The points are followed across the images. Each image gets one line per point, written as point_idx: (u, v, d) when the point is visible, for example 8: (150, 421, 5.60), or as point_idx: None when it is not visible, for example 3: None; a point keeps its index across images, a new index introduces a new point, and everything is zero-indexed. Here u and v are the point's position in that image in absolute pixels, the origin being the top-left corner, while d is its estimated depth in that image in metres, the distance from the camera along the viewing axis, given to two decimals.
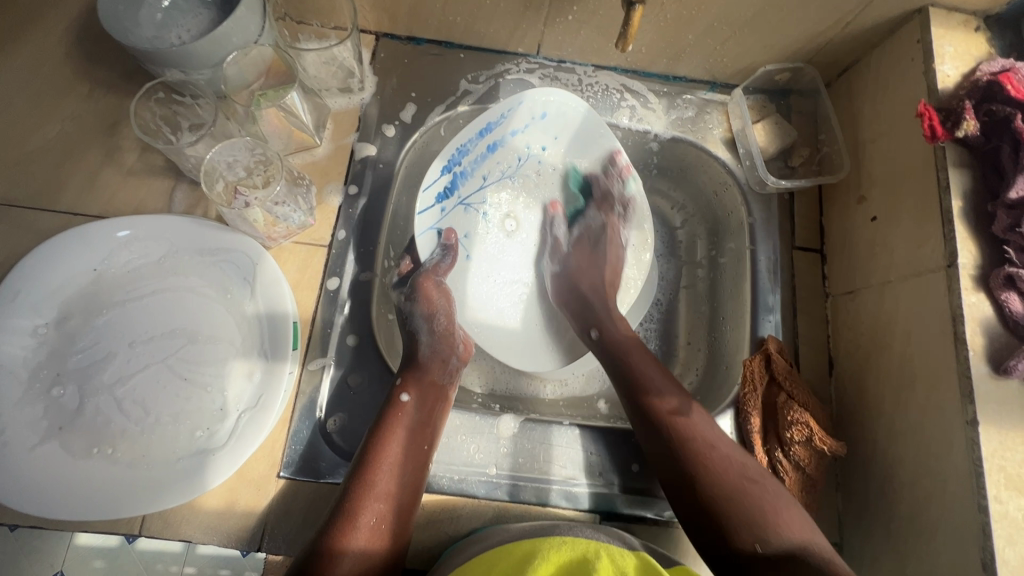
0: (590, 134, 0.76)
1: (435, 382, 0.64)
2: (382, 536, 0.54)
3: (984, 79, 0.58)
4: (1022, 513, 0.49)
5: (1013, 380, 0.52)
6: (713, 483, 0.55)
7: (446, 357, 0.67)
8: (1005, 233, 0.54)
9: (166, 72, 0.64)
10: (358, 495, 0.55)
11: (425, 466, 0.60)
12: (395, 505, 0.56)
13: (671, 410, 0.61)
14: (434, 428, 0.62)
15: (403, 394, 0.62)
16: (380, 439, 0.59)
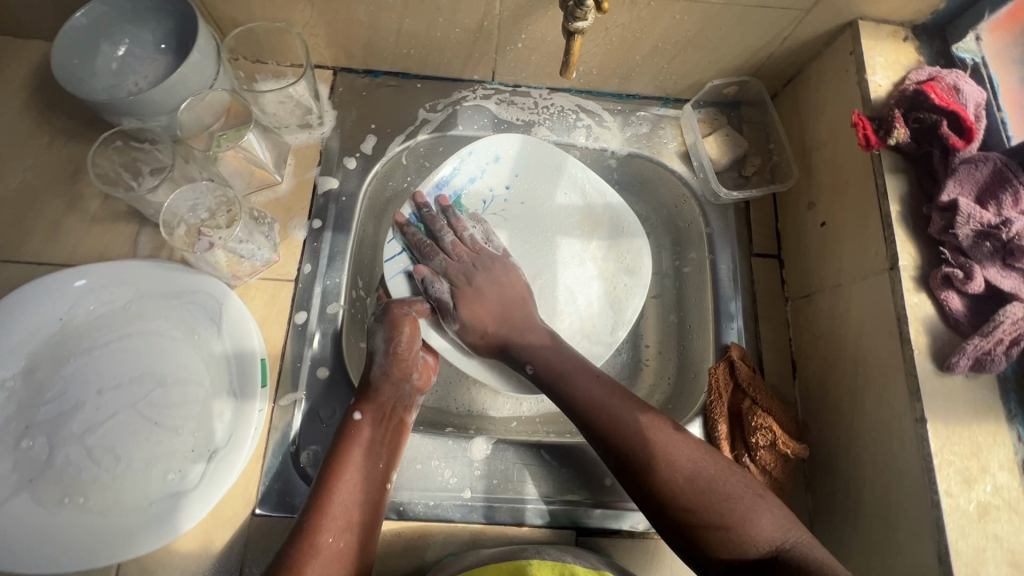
0: (541, 157, 0.78)
1: (387, 404, 0.64)
2: (341, 551, 0.55)
3: (911, 89, 0.61)
4: (971, 504, 0.51)
5: (956, 375, 0.54)
6: (682, 500, 0.55)
7: (398, 380, 0.65)
8: (940, 234, 0.56)
9: (122, 122, 0.65)
10: (315, 509, 0.57)
11: (382, 487, 0.60)
12: (351, 519, 0.57)
13: (636, 424, 0.59)
14: (389, 450, 0.63)
15: (357, 413, 0.63)
16: (335, 454, 0.60)
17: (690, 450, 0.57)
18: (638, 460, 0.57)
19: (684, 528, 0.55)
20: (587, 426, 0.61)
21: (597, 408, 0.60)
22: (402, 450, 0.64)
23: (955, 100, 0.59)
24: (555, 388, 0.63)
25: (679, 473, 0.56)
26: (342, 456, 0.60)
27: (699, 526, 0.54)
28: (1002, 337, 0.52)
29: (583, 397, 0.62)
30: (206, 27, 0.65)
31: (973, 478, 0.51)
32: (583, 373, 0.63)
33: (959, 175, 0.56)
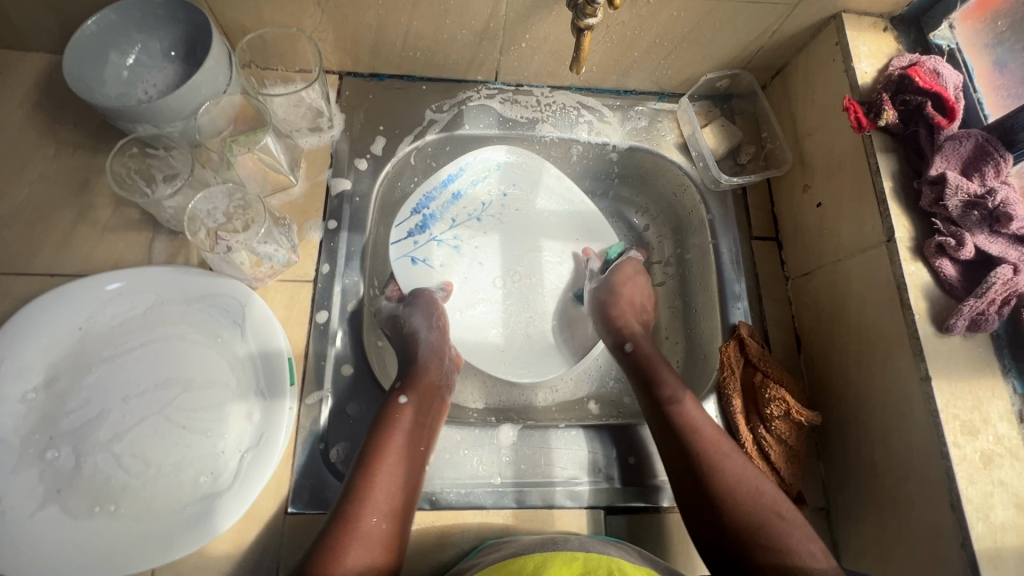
0: (535, 169, 0.86)
1: (431, 385, 0.68)
2: (378, 531, 0.55)
3: (897, 73, 0.65)
4: (977, 453, 0.54)
5: (954, 336, 0.58)
6: (731, 501, 0.59)
7: (440, 358, 0.71)
8: (931, 206, 0.61)
9: (137, 128, 0.65)
10: (356, 489, 0.57)
11: (420, 470, 0.62)
12: (391, 501, 0.57)
13: (701, 441, 0.63)
14: (429, 430, 0.65)
15: (402, 396, 0.65)
16: (377, 437, 0.61)
17: (758, 475, 0.61)
18: (704, 472, 0.61)
19: (735, 538, 0.58)
20: (669, 423, 0.65)
21: (685, 428, 0.64)
22: (439, 429, 0.67)
23: (937, 83, 0.63)
24: (646, 374, 0.70)
25: (733, 471, 0.61)
26: (384, 436, 0.61)
27: (750, 538, 0.57)
28: (994, 298, 0.56)
29: (659, 380, 0.69)
30: (218, 34, 0.66)
31: (977, 429, 0.55)
32: (669, 371, 0.70)
33: (946, 150, 0.61)
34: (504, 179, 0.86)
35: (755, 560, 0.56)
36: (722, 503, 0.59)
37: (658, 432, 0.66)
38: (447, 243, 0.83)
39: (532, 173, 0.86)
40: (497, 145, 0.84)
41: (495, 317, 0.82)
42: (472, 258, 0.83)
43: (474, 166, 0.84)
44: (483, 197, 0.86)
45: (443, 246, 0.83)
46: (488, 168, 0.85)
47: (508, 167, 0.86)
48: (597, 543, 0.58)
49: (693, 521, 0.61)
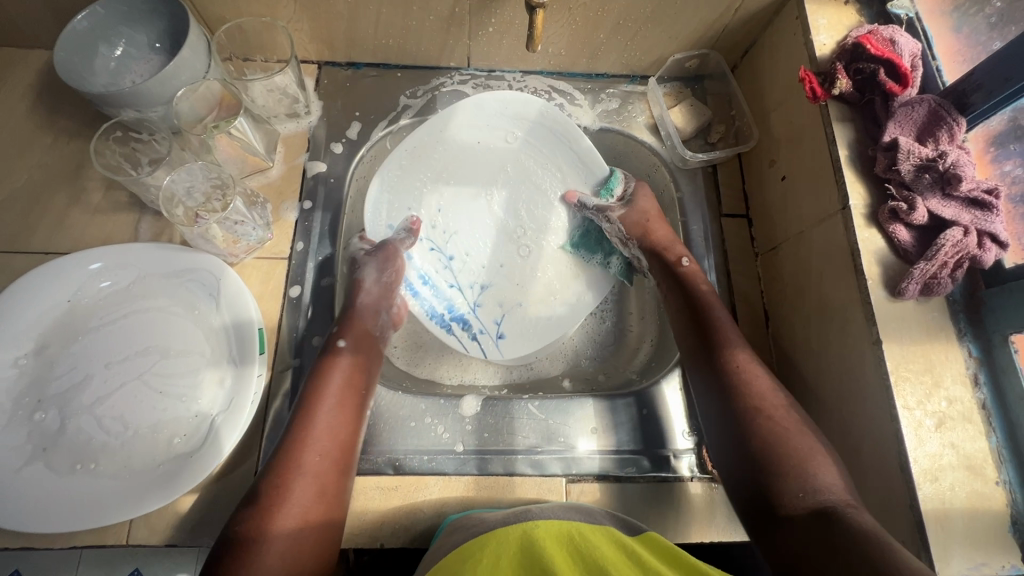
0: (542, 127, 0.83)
1: (365, 333, 0.69)
2: (314, 489, 0.56)
3: (851, 43, 0.65)
4: (927, 416, 0.54)
5: (907, 300, 0.58)
6: (774, 440, 0.57)
7: (377, 309, 0.72)
8: (885, 172, 0.61)
9: (121, 113, 0.70)
10: (285, 454, 0.57)
11: (356, 419, 0.63)
12: (320, 452, 0.58)
13: (749, 381, 0.62)
14: (362, 378, 0.66)
15: (337, 345, 0.66)
16: (313, 385, 0.63)
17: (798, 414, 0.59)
18: (748, 412, 0.60)
19: (755, 458, 0.57)
20: (720, 374, 0.64)
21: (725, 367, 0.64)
22: (371, 375, 0.67)
23: (890, 50, 0.64)
24: (701, 345, 0.67)
25: (790, 424, 0.58)
26: (317, 393, 0.62)
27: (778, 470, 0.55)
28: (945, 260, 0.56)
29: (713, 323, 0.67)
30: (196, 24, 0.70)
31: (929, 393, 0.55)
32: (730, 322, 0.67)
33: (897, 116, 0.61)
34: (501, 144, 0.84)
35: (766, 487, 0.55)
36: (749, 432, 0.58)
37: (708, 382, 0.65)
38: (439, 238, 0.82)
39: (553, 126, 0.83)
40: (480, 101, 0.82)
41: (466, 292, 0.81)
42: (442, 229, 0.82)
43: (465, 116, 0.82)
44: (468, 160, 0.84)
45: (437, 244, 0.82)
46: (480, 130, 0.84)
47: (498, 128, 0.84)
48: (562, 506, 0.60)
49: (727, 445, 0.60)
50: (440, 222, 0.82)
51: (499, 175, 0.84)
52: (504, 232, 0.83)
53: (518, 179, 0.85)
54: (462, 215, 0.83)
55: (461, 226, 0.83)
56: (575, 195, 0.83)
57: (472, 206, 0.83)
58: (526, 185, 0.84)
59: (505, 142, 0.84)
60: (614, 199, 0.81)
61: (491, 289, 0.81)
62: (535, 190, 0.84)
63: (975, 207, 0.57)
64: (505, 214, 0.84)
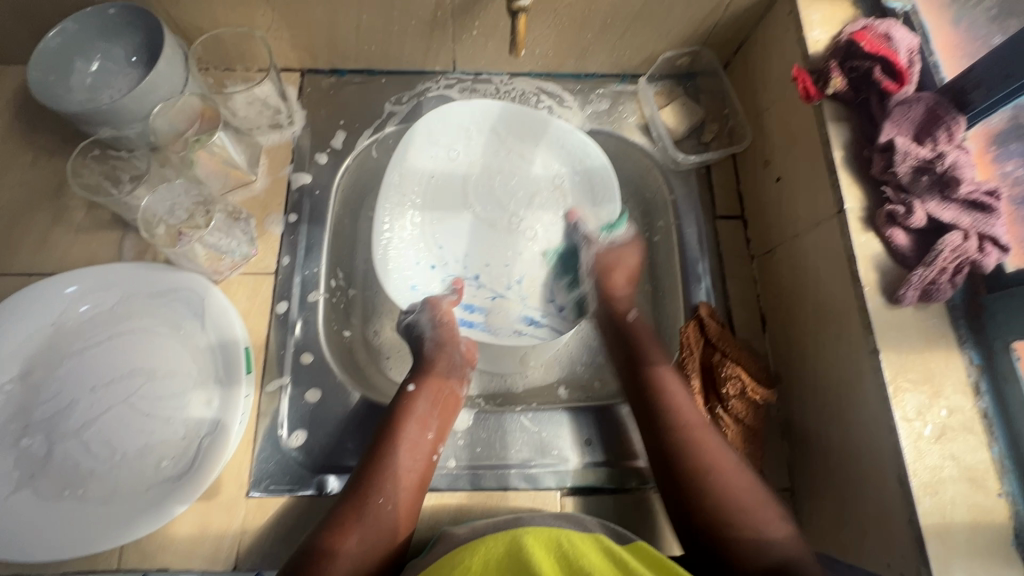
0: (517, 121, 0.81)
1: (441, 379, 0.68)
2: (388, 514, 0.58)
3: (845, 39, 0.63)
4: (927, 427, 0.53)
5: (906, 308, 0.56)
6: (722, 496, 0.56)
7: (450, 351, 0.70)
8: (882, 173, 0.59)
9: (99, 131, 0.69)
10: (360, 483, 0.59)
11: (429, 460, 0.63)
12: (399, 488, 0.59)
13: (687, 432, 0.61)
14: (439, 421, 0.66)
15: (410, 385, 0.67)
16: (393, 423, 0.64)
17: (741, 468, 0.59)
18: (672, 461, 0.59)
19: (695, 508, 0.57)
20: (653, 417, 0.63)
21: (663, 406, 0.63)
22: (451, 420, 0.67)
23: (886, 47, 0.61)
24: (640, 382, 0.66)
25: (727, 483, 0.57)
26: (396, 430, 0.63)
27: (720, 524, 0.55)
28: (944, 266, 0.54)
29: (650, 380, 0.66)
30: (172, 37, 0.68)
31: (928, 403, 0.53)
32: (666, 367, 0.67)
33: (895, 116, 0.59)
34: (467, 137, 0.82)
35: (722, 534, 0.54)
36: (688, 480, 0.58)
37: (645, 424, 0.64)
38: (440, 247, 0.80)
39: (527, 123, 0.81)
40: (448, 107, 0.79)
41: (478, 293, 0.80)
42: (426, 234, 0.80)
43: (423, 139, 0.79)
44: (442, 166, 0.81)
45: (444, 253, 0.80)
46: (451, 137, 0.81)
47: (471, 126, 0.81)
48: (554, 517, 0.60)
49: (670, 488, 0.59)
50: (425, 231, 0.80)
51: (470, 168, 0.82)
52: (491, 223, 0.82)
53: (489, 167, 0.83)
54: (444, 220, 0.81)
55: (444, 232, 0.81)
56: (576, 216, 0.81)
57: (451, 209, 0.82)
58: (501, 175, 0.83)
59: (461, 138, 0.82)
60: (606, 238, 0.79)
61: (490, 279, 0.81)
62: (513, 178, 0.83)
63: (976, 209, 0.54)
64: (488, 208, 0.82)
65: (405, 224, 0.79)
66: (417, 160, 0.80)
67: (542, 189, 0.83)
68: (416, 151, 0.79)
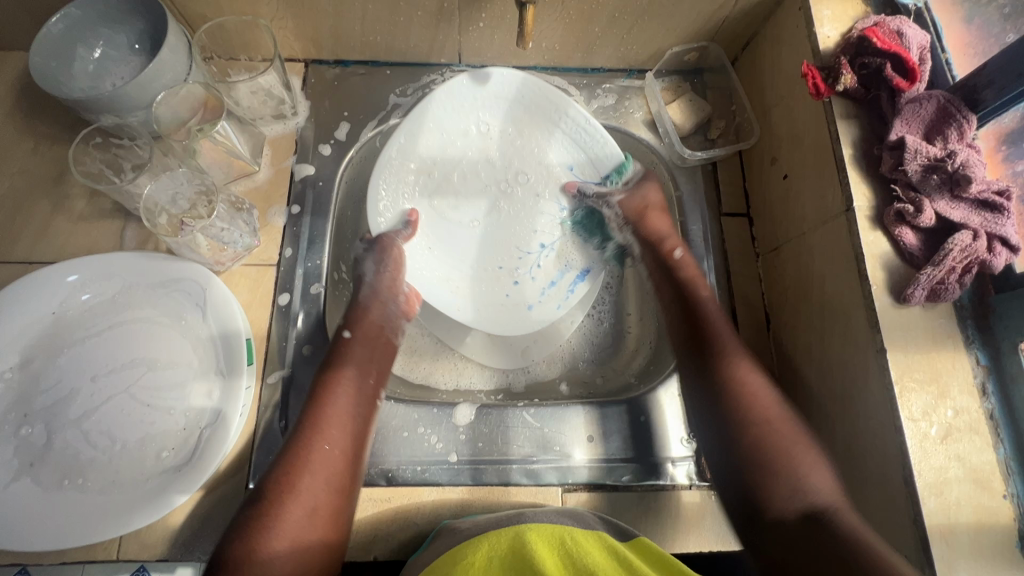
0: (535, 96, 0.77)
1: (376, 324, 0.69)
2: (335, 458, 0.58)
3: (856, 36, 0.63)
4: (933, 428, 0.52)
5: (913, 307, 0.56)
6: (761, 437, 0.59)
7: (385, 300, 0.71)
8: (891, 171, 0.58)
9: (101, 118, 0.68)
10: (289, 455, 0.57)
11: (371, 404, 0.65)
12: (329, 465, 0.58)
13: (738, 383, 0.63)
14: (378, 366, 0.67)
15: (347, 331, 0.68)
16: (324, 378, 0.64)
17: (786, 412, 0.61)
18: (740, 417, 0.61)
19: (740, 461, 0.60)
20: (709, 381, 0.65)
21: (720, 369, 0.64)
22: (389, 366, 0.69)
23: (897, 44, 0.61)
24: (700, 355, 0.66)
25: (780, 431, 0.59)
26: (327, 387, 0.63)
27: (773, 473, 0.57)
28: (953, 265, 0.54)
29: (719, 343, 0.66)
30: (176, 24, 0.68)
31: (935, 404, 0.53)
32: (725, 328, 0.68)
33: (906, 114, 0.59)
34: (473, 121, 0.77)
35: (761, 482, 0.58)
36: (757, 431, 0.60)
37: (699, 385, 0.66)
38: (449, 226, 0.77)
39: (541, 103, 0.77)
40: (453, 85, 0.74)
41: (489, 279, 0.76)
42: (433, 214, 0.76)
43: (434, 120, 0.75)
44: (449, 147, 0.76)
45: (454, 231, 0.77)
46: (455, 120, 0.76)
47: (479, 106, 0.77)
48: (555, 513, 0.60)
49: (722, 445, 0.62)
50: (433, 210, 0.76)
51: (476, 150, 0.78)
52: (501, 202, 0.78)
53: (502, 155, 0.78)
54: (450, 202, 0.77)
55: (453, 211, 0.77)
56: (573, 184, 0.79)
57: (456, 187, 0.77)
58: (515, 154, 0.79)
59: (475, 114, 0.77)
60: (620, 185, 0.78)
61: (496, 267, 0.77)
62: (522, 155, 0.79)
63: (986, 209, 0.55)
64: (499, 186, 0.78)
65: (410, 201, 0.75)
66: (429, 137, 0.75)
67: (547, 160, 0.79)
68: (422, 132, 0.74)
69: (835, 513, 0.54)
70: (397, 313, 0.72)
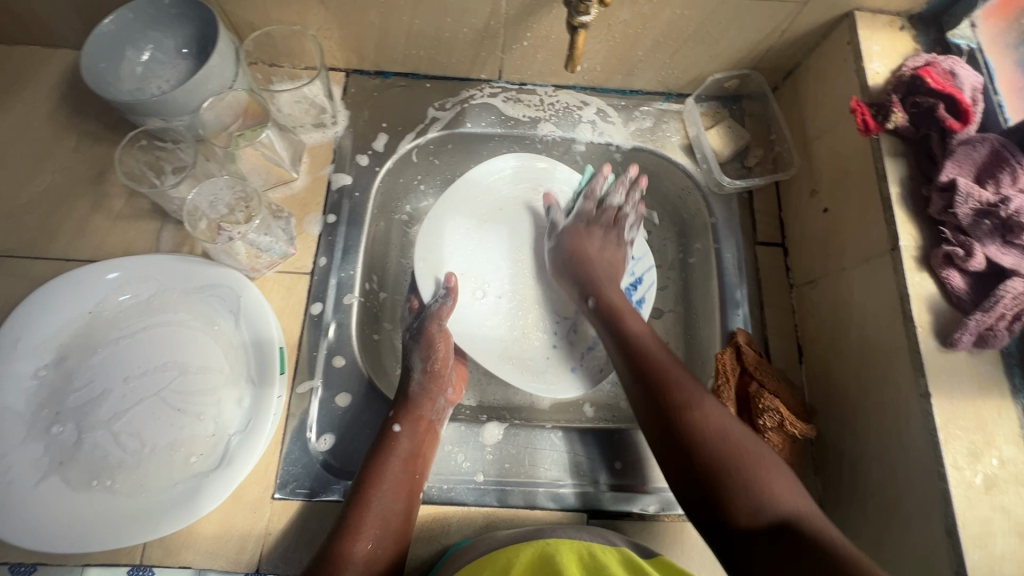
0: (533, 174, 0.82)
1: (424, 418, 0.65)
2: (376, 563, 0.56)
3: (908, 74, 0.63)
4: (978, 477, 0.51)
5: (959, 352, 0.55)
6: (682, 417, 0.58)
7: (434, 395, 0.68)
8: (940, 214, 0.58)
9: (146, 121, 0.68)
10: (352, 520, 0.57)
11: (413, 498, 0.61)
12: (388, 530, 0.58)
13: (662, 363, 0.63)
14: (423, 460, 0.64)
15: (397, 424, 0.64)
16: (371, 467, 0.61)
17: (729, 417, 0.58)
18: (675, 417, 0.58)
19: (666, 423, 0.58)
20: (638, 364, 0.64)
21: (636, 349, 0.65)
22: (432, 457, 0.65)
23: (951, 84, 0.61)
24: (612, 324, 0.69)
25: (717, 426, 0.57)
26: (379, 461, 0.61)
27: (718, 475, 0.54)
28: (1003, 312, 0.53)
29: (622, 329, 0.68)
30: (227, 32, 0.68)
31: (979, 452, 0.52)
32: (639, 324, 0.68)
33: (957, 155, 0.58)
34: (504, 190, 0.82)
35: (729, 488, 0.53)
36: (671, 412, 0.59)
37: (623, 367, 0.65)
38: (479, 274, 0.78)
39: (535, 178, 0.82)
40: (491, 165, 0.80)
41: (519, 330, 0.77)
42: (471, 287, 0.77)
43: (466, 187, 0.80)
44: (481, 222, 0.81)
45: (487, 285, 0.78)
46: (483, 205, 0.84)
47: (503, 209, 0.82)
48: (577, 530, 0.59)
49: (657, 442, 0.59)
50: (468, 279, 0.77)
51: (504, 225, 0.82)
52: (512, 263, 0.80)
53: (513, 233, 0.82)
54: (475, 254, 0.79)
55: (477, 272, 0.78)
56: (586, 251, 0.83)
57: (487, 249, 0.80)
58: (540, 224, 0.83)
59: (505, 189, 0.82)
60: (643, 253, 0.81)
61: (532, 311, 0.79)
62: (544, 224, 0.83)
63: None
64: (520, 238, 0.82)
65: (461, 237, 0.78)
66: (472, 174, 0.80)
67: None
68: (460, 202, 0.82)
69: (797, 517, 0.50)
70: (445, 406, 0.69)
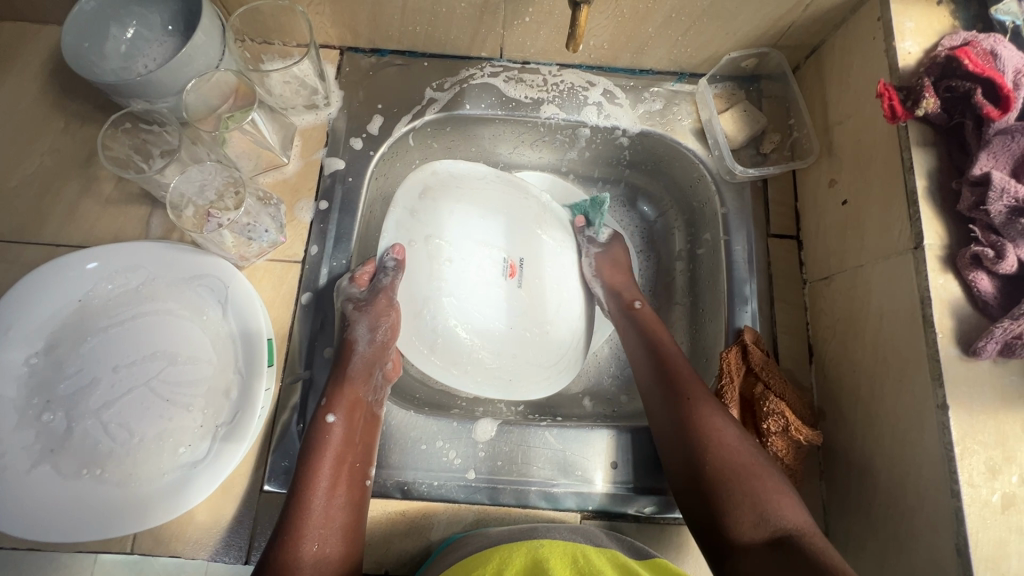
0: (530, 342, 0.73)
1: (359, 399, 0.63)
2: (325, 561, 0.55)
3: (943, 55, 0.57)
4: (997, 497, 0.48)
5: (983, 362, 0.51)
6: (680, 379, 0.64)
7: (372, 370, 0.65)
8: (970, 211, 0.53)
9: (131, 103, 0.66)
10: (293, 517, 0.56)
11: (358, 492, 0.60)
12: (331, 532, 0.56)
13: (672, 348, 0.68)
14: (363, 446, 0.62)
15: (330, 415, 0.62)
16: (304, 471, 0.59)
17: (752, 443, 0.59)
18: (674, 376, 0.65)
19: (695, 453, 0.59)
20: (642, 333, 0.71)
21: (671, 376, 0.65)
22: (374, 438, 0.64)
23: (991, 66, 0.55)
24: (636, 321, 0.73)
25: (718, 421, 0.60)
26: (316, 458, 0.59)
27: (702, 443, 0.59)
28: None
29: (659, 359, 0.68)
30: (211, 7, 0.65)
31: (998, 469, 0.49)
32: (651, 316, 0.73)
33: (993, 146, 0.53)
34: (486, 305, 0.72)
35: (714, 473, 0.57)
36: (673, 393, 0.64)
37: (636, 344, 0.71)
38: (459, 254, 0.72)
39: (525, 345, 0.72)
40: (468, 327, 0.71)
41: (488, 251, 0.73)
42: (423, 245, 0.71)
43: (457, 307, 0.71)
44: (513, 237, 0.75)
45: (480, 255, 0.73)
46: (455, 189, 0.74)
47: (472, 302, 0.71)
48: (568, 530, 0.58)
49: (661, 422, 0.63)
50: (404, 222, 0.70)
51: (502, 361, 0.71)
52: (525, 251, 0.76)
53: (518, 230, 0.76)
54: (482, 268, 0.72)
55: (462, 248, 0.72)
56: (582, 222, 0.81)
57: (454, 206, 0.73)
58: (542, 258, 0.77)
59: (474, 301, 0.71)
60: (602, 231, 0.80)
61: (523, 230, 0.76)
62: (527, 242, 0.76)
63: None
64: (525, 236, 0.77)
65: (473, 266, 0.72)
66: (474, 129, 0.81)
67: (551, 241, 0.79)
68: (427, 187, 0.72)
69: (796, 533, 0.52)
70: (381, 381, 0.66)
